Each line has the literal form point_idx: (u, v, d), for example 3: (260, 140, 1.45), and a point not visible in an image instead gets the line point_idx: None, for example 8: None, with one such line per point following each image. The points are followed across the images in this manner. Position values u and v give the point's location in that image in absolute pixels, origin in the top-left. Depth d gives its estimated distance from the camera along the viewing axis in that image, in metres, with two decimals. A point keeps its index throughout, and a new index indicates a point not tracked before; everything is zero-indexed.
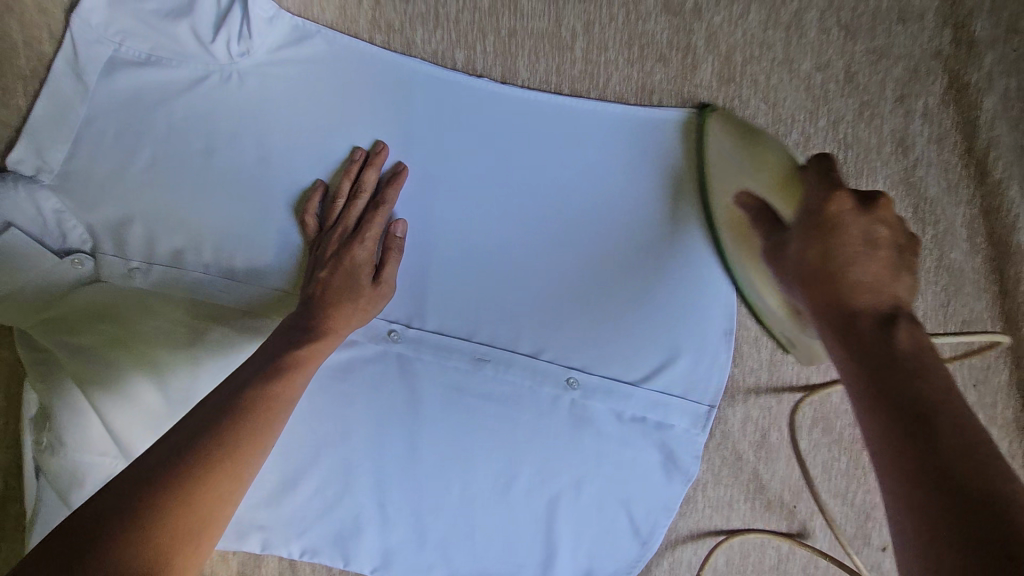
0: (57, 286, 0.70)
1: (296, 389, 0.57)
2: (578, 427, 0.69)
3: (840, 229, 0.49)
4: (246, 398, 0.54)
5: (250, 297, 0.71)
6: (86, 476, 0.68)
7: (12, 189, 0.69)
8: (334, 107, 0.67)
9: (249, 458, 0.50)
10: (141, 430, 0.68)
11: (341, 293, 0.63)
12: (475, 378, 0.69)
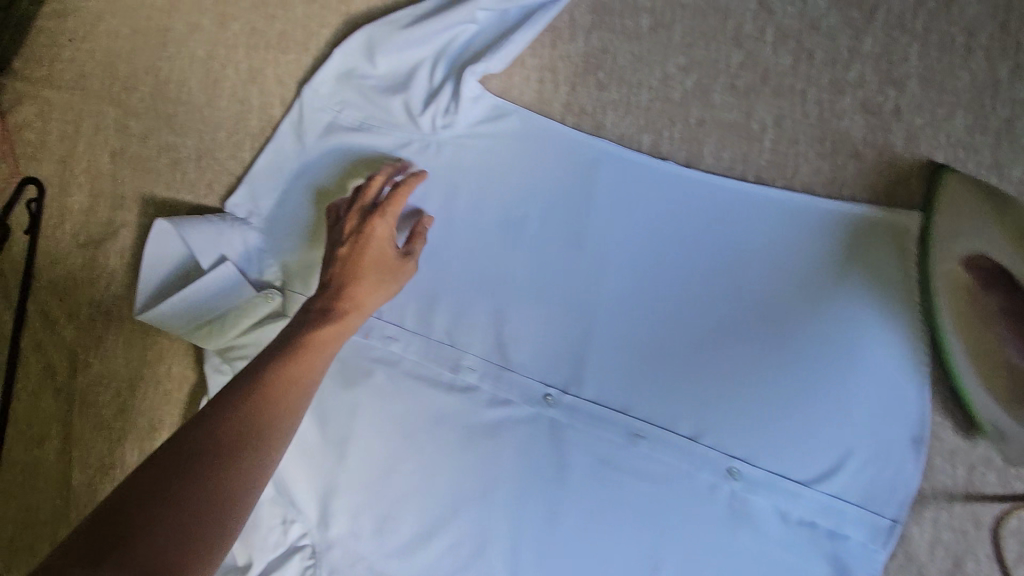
0: (247, 317, 0.75)
1: (313, 373, 0.58)
2: (739, 524, 0.64)
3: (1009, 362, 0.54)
4: (269, 383, 0.55)
5: (411, 346, 0.73)
6: None
7: (228, 228, 0.77)
8: (521, 177, 0.72)
9: (268, 446, 0.52)
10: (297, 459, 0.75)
11: (368, 264, 0.68)
12: (628, 455, 0.67)
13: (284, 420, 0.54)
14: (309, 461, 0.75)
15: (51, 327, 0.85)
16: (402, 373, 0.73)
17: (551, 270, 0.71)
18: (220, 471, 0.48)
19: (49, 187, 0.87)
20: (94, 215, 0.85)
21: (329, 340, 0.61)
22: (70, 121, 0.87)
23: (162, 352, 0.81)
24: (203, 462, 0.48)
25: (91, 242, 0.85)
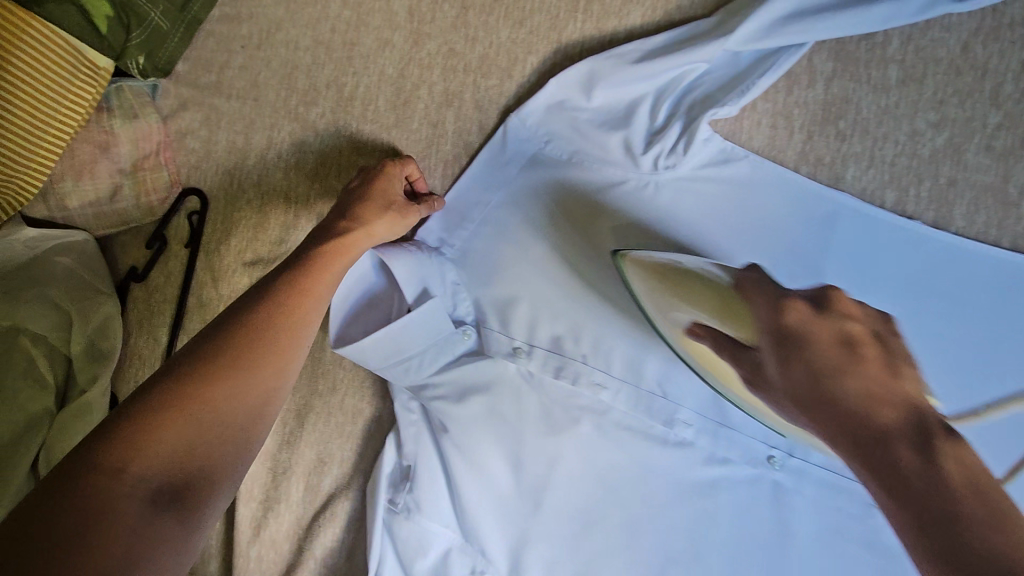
0: (445, 355, 0.71)
1: (325, 283, 0.60)
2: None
3: (811, 339, 0.56)
4: (275, 293, 0.57)
5: (617, 396, 0.69)
6: (428, 546, 0.70)
7: (429, 259, 0.73)
8: (749, 226, 0.68)
9: (262, 353, 0.53)
10: (488, 508, 0.69)
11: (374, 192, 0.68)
12: (866, 527, 0.63)
13: (293, 327, 0.56)
14: (500, 511, 0.69)
15: None
16: (612, 423, 0.69)
17: None
18: (179, 376, 0.50)
19: (213, 200, 0.82)
20: (262, 232, 0.80)
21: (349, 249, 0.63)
22: (239, 132, 0.83)
23: (334, 383, 0.76)
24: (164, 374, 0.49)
25: (258, 261, 0.80)
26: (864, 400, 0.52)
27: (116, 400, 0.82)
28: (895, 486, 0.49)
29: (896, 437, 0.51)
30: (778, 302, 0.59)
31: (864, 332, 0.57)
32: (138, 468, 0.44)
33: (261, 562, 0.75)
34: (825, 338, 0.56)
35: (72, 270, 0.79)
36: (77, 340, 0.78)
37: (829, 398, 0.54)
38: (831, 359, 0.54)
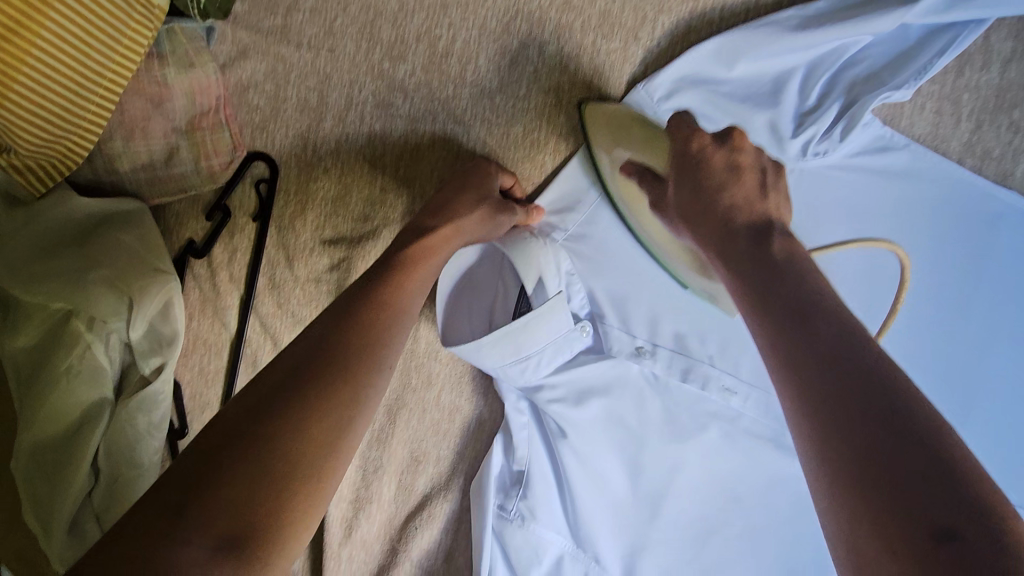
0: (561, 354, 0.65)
1: (408, 290, 0.55)
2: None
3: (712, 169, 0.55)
4: (357, 305, 0.51)
5: (748, 403, 0.64)
6: (541, 553, 0.66)
7: (546, 247, 0.64)
8: (904, 223, 0.62)
9: (356, 377, 0.47)
10: (602, 516, 0.66)
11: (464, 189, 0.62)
12: None
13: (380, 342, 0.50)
14: (614, 517, 0.66)
15: (287, 335, 0.73)
16: (738, 430, 0.65)
17: (927, 334, 0.62)
18: (265, 398, 0.43)
19: (284, 167, 0.72)
20: (344, 208, 0.71)
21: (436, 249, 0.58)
22: (312, 89, 0.71)
23: (430, 377, 0.71)
24: (252, 395, 0.43)
25: (340, 240, 0.72)
26: (747, 215, 0.52)
27: (179, 388, 0.75)
28: (926, 487, 0.34)
29: (738, 215, 0.52)
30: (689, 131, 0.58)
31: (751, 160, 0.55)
32: (209, 506, 0.37)
33: (350, 562, 0.71)
34: (718, 161, 0.55)
35: (131, 247, 0.69)
36: (138, 326, 0.69)
37: (866, 368, 0.39)
38: (718, 172, 0.54)
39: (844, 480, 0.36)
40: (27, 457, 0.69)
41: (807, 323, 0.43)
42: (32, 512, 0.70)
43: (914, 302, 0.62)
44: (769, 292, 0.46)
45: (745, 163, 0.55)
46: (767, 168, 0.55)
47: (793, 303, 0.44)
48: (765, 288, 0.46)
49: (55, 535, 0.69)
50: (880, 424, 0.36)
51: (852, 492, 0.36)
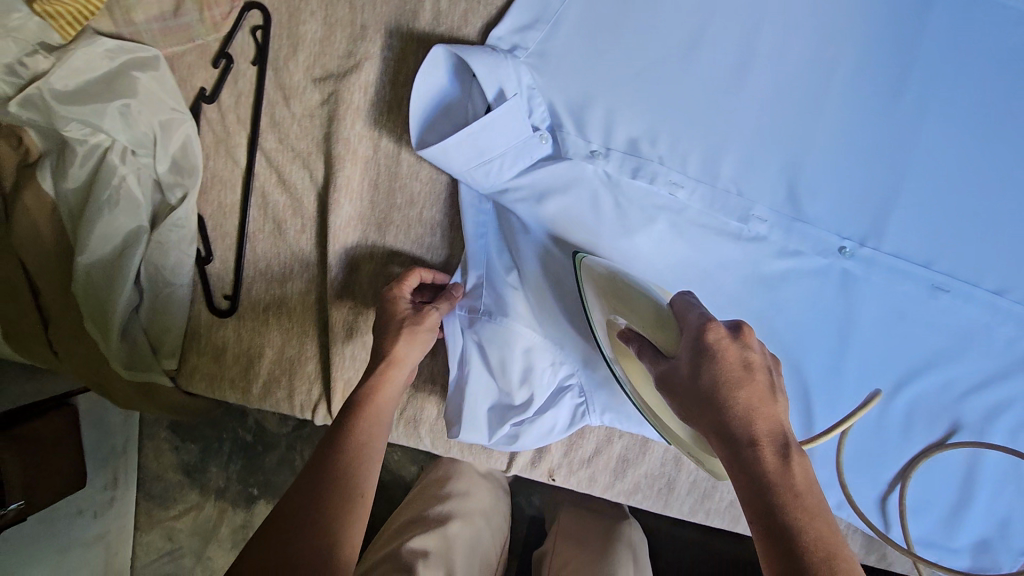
0: (522, 160, 0.73)
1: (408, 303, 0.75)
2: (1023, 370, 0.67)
3: (717, 361, 0.49)
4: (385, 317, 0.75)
5: (694, 195, 0.70)
6: (509, 340, 0.75)
7: (504, 60, 0.71)
8: (838, 13, 0.67)
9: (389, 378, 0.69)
10: (566, 307, 0.75)
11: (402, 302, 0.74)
12: (924, 305, 0.68)
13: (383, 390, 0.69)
14: (575, 309, 0.74)
15: (289, 167, 0.83)
16: (685, 219, 0.71)
17: (860, 116, 0.67)
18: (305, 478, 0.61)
19: (276, 14, 0.80)
20: (330, 46, 0.79)
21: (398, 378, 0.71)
22: None
23: (412, 196, 0.80)
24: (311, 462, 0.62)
25: (329, 77, 0.80)
26: (767, 430, 0.47)
27: (202, 220, 0.86)
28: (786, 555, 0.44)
29: (764, 443, 0.47)
30: (702, 323, 0.52)
31: (762, 359, 0.50)
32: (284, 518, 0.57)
33: (354, 360, 0.83)
34: (732, 358, 0.49)
35: (149, 84, 0.79)
36: (163, 157, 0.81)
37: (796, 498, 0.45)
38: (730, 371, 0.48)
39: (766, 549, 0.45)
40: (83, 273, 0.83)
41: (759, 501, 0.45)
42: (92, 319, 0.85)
43: (847, 91, 0.67)
44: (754, 503, 0.46)
45: (757, 362, 0.49)
46: (772, 368, 0.51)
47: (769, 475, 0.46)
48: (735, 458, 0.47)
49: (112, 338, 0.83)
50: (798, 550, 0.44)
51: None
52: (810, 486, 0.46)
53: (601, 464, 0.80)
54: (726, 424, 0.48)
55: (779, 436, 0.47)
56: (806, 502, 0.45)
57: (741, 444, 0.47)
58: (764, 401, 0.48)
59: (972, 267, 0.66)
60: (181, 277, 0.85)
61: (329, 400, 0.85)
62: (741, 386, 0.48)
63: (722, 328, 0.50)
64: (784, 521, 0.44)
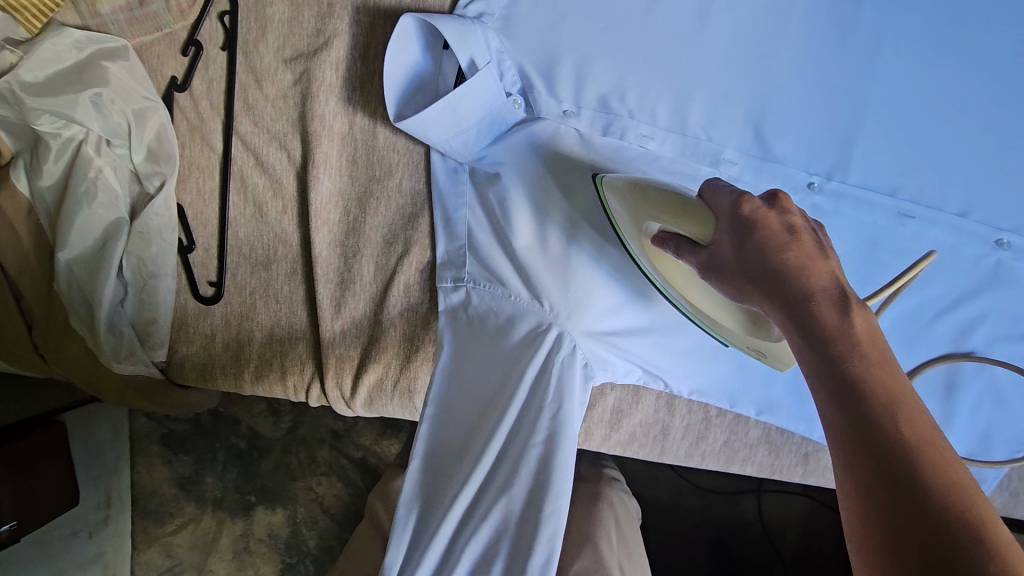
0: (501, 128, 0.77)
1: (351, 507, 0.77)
2: (980, 283, 0.70)
3: (759, 227, 0.50)
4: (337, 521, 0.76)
5: (664, 145, 0.74)
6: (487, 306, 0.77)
7: (473, 27, 0.72)
8: None
9: None
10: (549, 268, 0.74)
11: None
12: (895, 233, 0.71)
13: None
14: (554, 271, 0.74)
15: (266, 150, 0.84)
16: (659, 168, 0.74)
17: (820, 53, 0.69)
18: None
19: None
20: (298, 26, 0.80)
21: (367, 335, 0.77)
22: None
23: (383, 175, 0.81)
24: None
25: (299, 57, 0.81)
26: (824, 285, 0.47)
27: (182, 209, 0.87)
28: (863, 425, 0.42)
29: (819, 299, 0.46)
30: (737, 198, 0.53)
31: (805, 224, 0.51)
32: None
33: (344, 335, 0.84)
34: (774, 223, 0.50)
35: (119, 74, 0.79)
36: (138, 147, 0.81)
37: (857, 348, 0.44)
38: (774, 236, 0.49)
39: (840, 423, 0.44)
40: (67, 270, 0.83)
41: (841, 357, 0.44)
42: (77, 317, 0.85)
43: (808, 31, 0.68)
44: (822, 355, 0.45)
45: (801, 226, 0.50)
46: (816, 229, 0.52)
47: (829, 330, 0.45)
48: (791, 317, 0.47)
49: (99, 332, 0.83)
50: (868, 401, 0.43)
51: (881, 490, 0.40)
52: (874, 335, 0.45)
53: (596, 418, 0.81)
54: (783, 285, 0.47)
55: (836, 289, 0.46)
56: (865, 349, 0.45)
57: (799, 302, 0.46)
58: (822, 262, 0.48)
59: (935, 190, 0.69)
60: (166, 267, 0.85)
61: (322, 378, 0.86)
62: (797, 246, 0.48)
63: (757, 203, 0.52)
64: (854, 384, 0.44)
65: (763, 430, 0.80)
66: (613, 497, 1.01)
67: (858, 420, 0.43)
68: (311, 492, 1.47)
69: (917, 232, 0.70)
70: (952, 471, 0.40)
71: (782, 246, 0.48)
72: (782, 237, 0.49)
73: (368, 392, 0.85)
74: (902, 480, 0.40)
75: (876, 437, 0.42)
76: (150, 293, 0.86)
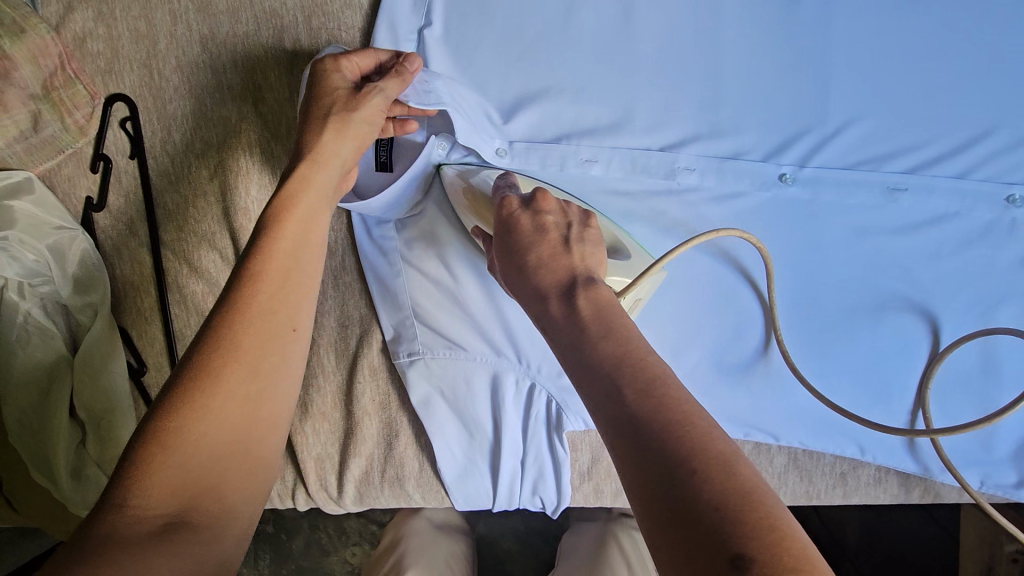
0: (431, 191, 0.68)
1: (261, 404, 0.46)
2: (984, 241, 0.61)
3: (514, 229, 0.53)
4: (232, 322, 0.47)
5: (612, 163, 0.65)
6: (444, 373, 0.72)
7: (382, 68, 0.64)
8: None
9: (252, 351, 0.46)
10: (486, 314, 0.69)
11: (238, 403, 0.44)
12: (888, 212, 0.62)
13: (253, 327, 0.47)
14: (498, 315, 0.69)
15: (197, 253, 0.78)
16: (608, 194, 0.66)
17: (760, 32, 0.62)
18: (200, 402, 0.43)
19: (140, 101, 0.76)
20: (203, 117, 0.75)
21: (302, 232, 0.52)
22: (138, 17, 0.74)
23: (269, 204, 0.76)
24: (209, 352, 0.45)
25: (209, 150, 0.75)
26: (553, 280, 0.49)
27: (126, 332, 0.82)
28: (608, 414, 0.40)
29: (551, 296, 0.48)
30: (500, 199, 0.55)
31: (558, 218, 0.53)
32: (203, 407, 0.43)
33: (319, 434, 0.78)
34: (525, 222, 0.53)
35: (29, 211, 0.75)
36: (65, 280, 0.76)
37: (585, 333, 0.45)
38: (524, 236, 0.52)
39: (597, 413, 0.41)
40: (12, 427, 0.75)
41: (609, 379, 0.41)
42: (35, 470, 0.77)
43: (742, 14, 0.62)
44: (590, 374, 0.43)
45: (552, 223, 0.52)
46: (573, 223, 0.53)
47: (559, 323, 0.47)
48: (537, 316, 0.50)
49: (62, 482, 0.77)
50: (607, 383, 0.41)
51: (622, 455, 0.38)
52: (601, 312, 0.45)
53: (603, 474, 0.74)
54: (526, 284, 0.51)
55: (563, 282, 0.48)
56: (599, 327, 0.45)
57: (535, 302, 0.50)
58: (555, 252, 0.50)
59: (922, 157, 0.60)
60: (122, 397, 0.80)
61: (304, 483, 0.79)
62: (541, 241, 0.51)
63: (513, 201, 0.54)
64: (596, 365, 0.43)
65: (788, 454, 0.71)
66: (620, 535, 0.91)
67: (614, 404, 0.40)
68: (347, 565, 1.13)
69: (914, 208, 0.61)
70: (677, 408, 0.38)
71: (528, 248, 0.51)
72: (530, 230, 0.52)
73: (356, 487, 0.78)
74: (646, 459, 0.37)
75: (626, 414, 0.39)
76: (106, 428, 0.80)
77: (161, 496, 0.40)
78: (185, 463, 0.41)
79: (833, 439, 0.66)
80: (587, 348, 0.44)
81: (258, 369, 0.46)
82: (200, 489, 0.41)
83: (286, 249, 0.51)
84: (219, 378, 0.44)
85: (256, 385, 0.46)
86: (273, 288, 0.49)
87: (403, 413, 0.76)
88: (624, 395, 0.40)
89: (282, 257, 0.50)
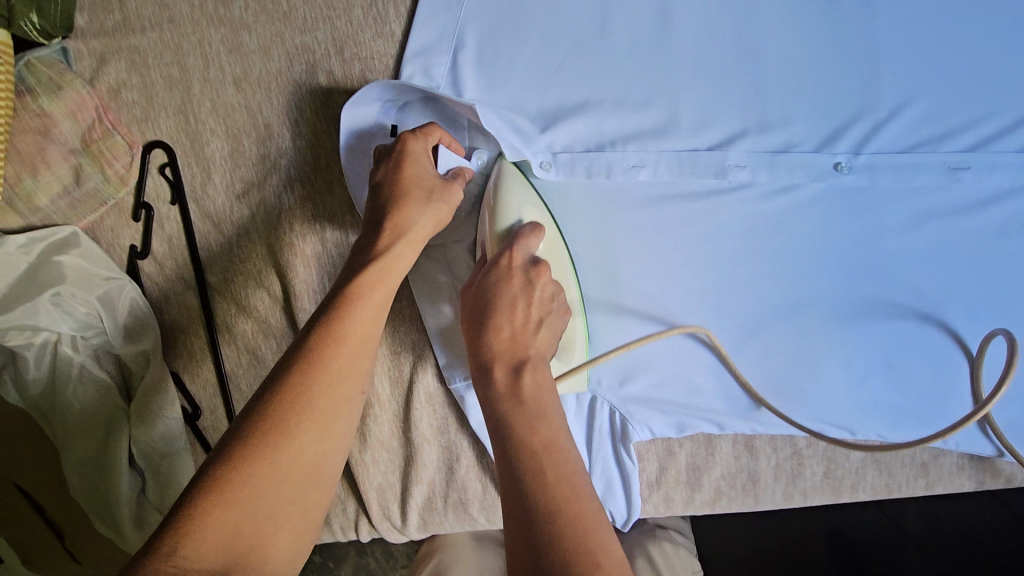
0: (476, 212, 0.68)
1: (316, 462, 0.49)
2: None
3: (494, 300, 0.58)
4: (300, 375, 0.50)
5: (660, 167, 0.64)
6: None
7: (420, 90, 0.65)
8: None
9: (318, 414, 0.49)
10: None
11: (297, 456, 0.48)
12: (948, 193, 0.60)
13: (320, 386, 0.50)
14: None
15: (244, 292, 0.78)
16: (656, 198, 0.65)
17: (798, 23, 0.61)
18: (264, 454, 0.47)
19: (179, 146, 0.76)
20: (242, 157, 0.75)
21: (384, 285, 0.56)
22: (171, 63, 0.75)
23: (311, 232, 0.75)
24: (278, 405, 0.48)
25: (250, 189, 0.76)
26: (506, 352, 0.57)
27: (178, 377, 0.81)
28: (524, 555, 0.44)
29: (497, 365, 0.56)
30: (508, 258, 0.58)
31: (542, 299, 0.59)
32: (269, 462, 0.46)
33: (378, 464, 0.77)
34: (511, 298, 0.58)
35: (75, 264, 0.75)
36: (115, 330, 0.76)
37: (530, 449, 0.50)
38: (502, 314, 0.57)
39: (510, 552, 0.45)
40: (75, 479, 0.76)
41: (539, 513, 0.46)
42: (101, 520, 0.78)
43: (780, 7, 0.61)
44: (518, 497, 0.47)
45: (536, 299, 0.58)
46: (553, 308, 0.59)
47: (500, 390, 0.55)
48: (478, 369, 0.57)
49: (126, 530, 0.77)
50: (529, 520, 0.46)
51: None
52: (538, 395, 0.54)
53: (672, 482, 0.73)
54: (476, 350, 0.58)
55: (517, 357, 0.56)
56: (540, 455, 0.50)
57: (482, 364, 0.57)
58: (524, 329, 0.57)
59: (979, 135, 0.59)
60: (178, 443, 0.79)
61: (367, 513, 0.78)
62: (511, 320, 0.57)
63: (517, 257, 0.59)
64: (521, 498, 0.47)
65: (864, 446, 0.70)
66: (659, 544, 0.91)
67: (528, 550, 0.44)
68: None
69: (975, 186, 0.60)
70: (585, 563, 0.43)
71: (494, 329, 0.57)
72: (509, 307, 0.57)
73: (420, 514, 0.77)
74: None
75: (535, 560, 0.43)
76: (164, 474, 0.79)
77: (217, 545, 0.43)
78: (243, 514, 0.45)
79: (912, 430, 0.64)
80: (525, 470, 0.49)
81: (320, 429, 0.49)
82: (249, 539, 0.44)
83: (360, 318, 0.53)
84: (288, 437, 0.48)
85: (316, 439, 0.49)
86: (342, 365, 0.51)
87: (463, 435, 0.75)
88: (543, 539, 0.44)
89: (360, 331, 0.53)
